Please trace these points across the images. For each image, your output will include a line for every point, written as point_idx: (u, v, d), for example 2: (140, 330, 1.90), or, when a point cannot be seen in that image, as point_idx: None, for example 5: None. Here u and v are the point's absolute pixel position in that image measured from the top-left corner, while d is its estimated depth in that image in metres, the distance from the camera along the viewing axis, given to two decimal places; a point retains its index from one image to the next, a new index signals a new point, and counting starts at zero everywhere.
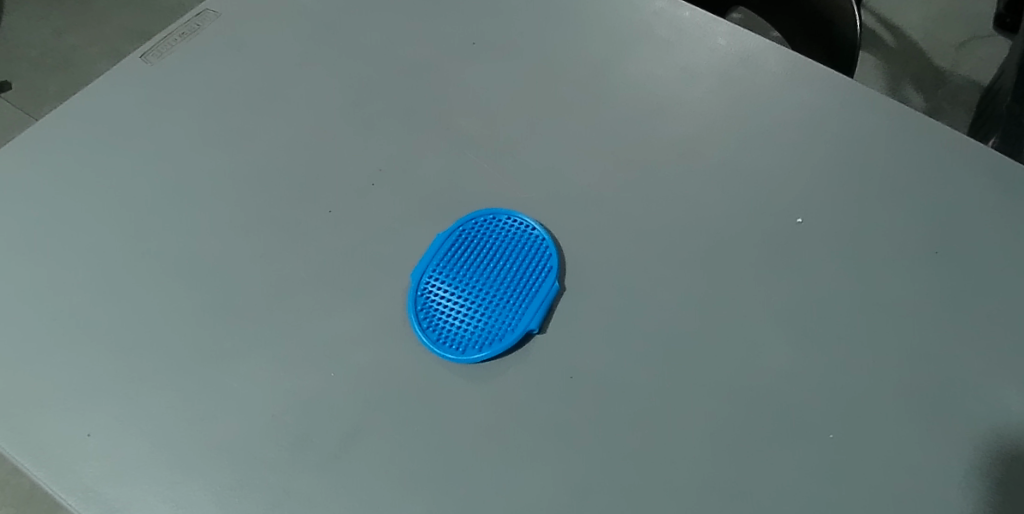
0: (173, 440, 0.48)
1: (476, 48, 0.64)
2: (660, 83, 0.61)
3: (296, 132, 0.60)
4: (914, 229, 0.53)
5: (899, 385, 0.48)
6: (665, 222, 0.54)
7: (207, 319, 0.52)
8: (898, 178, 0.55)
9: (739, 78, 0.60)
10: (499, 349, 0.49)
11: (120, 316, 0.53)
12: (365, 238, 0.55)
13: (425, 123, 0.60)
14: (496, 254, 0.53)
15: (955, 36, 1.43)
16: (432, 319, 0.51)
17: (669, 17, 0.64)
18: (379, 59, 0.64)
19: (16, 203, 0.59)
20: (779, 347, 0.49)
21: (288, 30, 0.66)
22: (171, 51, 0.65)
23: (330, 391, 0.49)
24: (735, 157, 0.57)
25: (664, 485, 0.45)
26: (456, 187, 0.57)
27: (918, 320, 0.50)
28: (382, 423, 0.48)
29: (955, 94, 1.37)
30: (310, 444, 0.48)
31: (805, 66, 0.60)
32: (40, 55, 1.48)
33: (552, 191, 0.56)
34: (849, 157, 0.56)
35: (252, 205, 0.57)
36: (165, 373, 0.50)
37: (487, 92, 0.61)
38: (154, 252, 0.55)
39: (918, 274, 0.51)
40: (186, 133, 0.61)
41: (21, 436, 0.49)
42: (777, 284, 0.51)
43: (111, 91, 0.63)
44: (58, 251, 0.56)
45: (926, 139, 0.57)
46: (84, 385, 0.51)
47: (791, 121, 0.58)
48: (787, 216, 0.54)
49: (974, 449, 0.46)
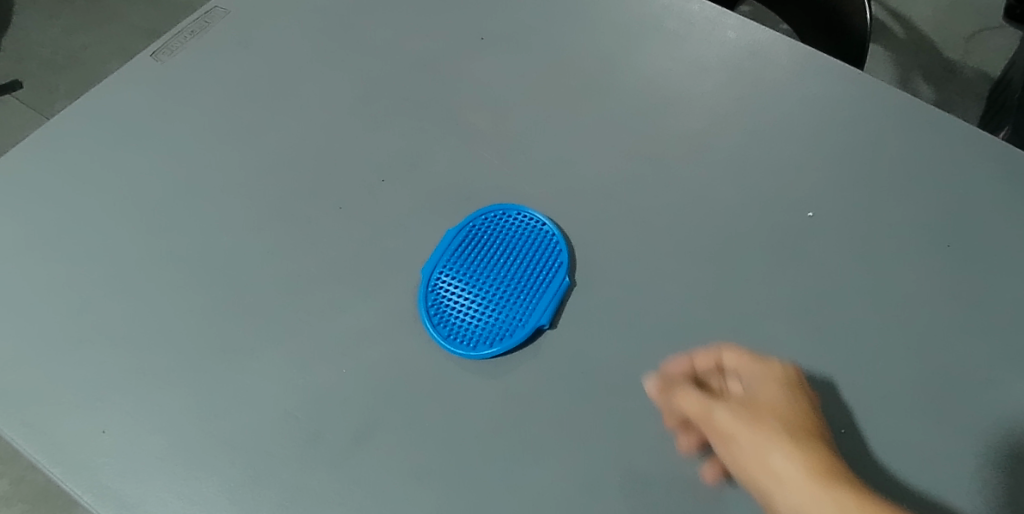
0: (184, 435, 0.48)
1: (485, 43, 0.63)
2: (670, 77, 0.60)
3: (305, 128, 0.60)
4: (926, 223, 0.53)
5: (913, 379, 0.47)
6: (675, 217, 0.54)
7: (218, 316, 0.52)
8: (909, 171, 0.55)
9: (750, 72, 0.60)
10: (510, 345, 0.49)
11: (133, 314, 0.53)
12: (376, 234, 0.55)
13: (434, 119, 0.60)
14: (507, 250, 0.53)
15: (964, 29, 1.42)
16: (444, 315, 0.51)
17: (679, 10, 0.64)
18: (388, 54, 0.63)
19: (27, 203, 0.59)
20: (791, 340, 0.49)
21: (297, 27, 0.66)
22: (182, 49, 0.65)
23: (341, 387, 0.49)
24: (745, 151, 0.56)
25: (677, 482, 0.45)
26: (465, 183, 0.57)
27: (930, 315, 0.49)
28: (393, 418, 0.48)
29: (965, 86, 1.36)
30: (322, 440, 0.48)
31: (816, 58, 0.60)
32: (51, 53, 1.48)
33: (562, 186, 0.56)
34: (860, 150, 0.56)
35: (263, 203, 0.57)
36: (178, 371, 0.51)
37: (495, 88, 0.61)
38: (166, 250, 0.55)
39: (931, 268, 0.51)
40: (196, 131, 0.61)
41: (37, 434, 0.49)
42: (789, 278, 0.51)
43: (122, 89, 0.63)
44: (70, 250, 0.56)
45: (937, 131, 0.56)
46: (98, 383, 0.51)
47: (802, 115, 0.58)
48: (799, 209, 0.54)
49: (987, 444, 0.45)
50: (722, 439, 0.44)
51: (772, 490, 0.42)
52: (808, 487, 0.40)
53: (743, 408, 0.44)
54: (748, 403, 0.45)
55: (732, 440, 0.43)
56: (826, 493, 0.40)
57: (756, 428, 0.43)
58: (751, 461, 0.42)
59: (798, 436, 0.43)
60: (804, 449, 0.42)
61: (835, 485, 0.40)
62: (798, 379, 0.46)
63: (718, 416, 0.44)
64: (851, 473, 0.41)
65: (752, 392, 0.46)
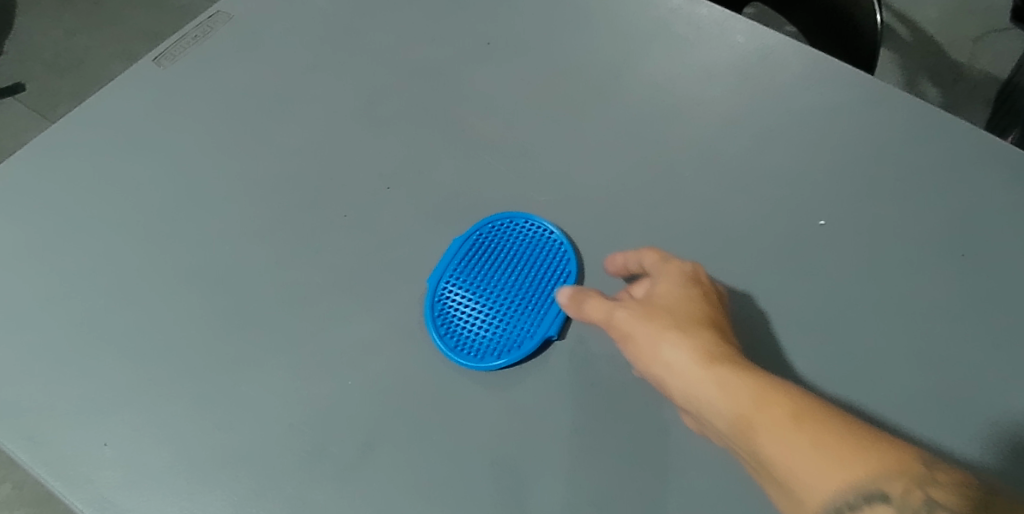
0: (187, 448, 0.48)
1: (491, 48, 0.63)
2: (678, 83, 0.60)
3: (310, 135, 0.59)
4: (941, 231, 0.52)
5: (927, 393, 0.47)
6: (685, 226, 0.53)
7: (222, 326, 0.52)
8: (923, 178, 0.54)
9: (759, 78, 0.59)
10: (517, 356, 0.49)
11: (135, 324, 0.52)
12: (380, 243, 0.54)
13: (439, 125, 0.59)
14: (514, 259, 0.53)
15: (971, 31, 1.41)
16: (450, 326, 0.50)
17: (687, 15, 0.63)
18: (393, 59, 0.63)
19: (28, 210, 0.58)
20: (802, 353, 0.48)
21: (301, 31, 0.65)
22: (185, 54, 0.64)
23: (345, 400, 0.48)
24: (755, 159, 0.56)
25: (688, 497, 0.44)
26: (472, 191, 0.56)
27: (945, 326, 0.49)
28: (399, 432, 0.47)
29: (973, 89, 1.35)
30: (327, 453, 0.47)
31: (827, 62, 0.59)
32: (52, 55, 1.47)
33: (569, 195, 0.55)
34: (872, 156, 0.55)
35: (267, 211, 0.56)
36: (181, 382, 0.50)
37: (501, 93, 0.60)
38: (168, 258, 0.55)
39: (945, 278, 0.50)
40: (199, 137, 0.60)
41: (38, 446, 0.49)
42: (799, 290, 0.50)
43: (124, 94, 0.62)
44: (72, 259, 0.56)
45: (950, 137, 0.55)
46: (99, 394, 0.50)
47: (812, 122, 0.57)
48: (810, 217, 0.53)
49: (1004, 459, 0.45)
50: (624, 337, 0.46)
51: (665, 376, 0.44)
52: (694, 370, 0.42)
53: (638, 308, 0.46)
54: (646, 304, 0.47)
55: (631, 338, 0.45)
56: (709, 374, 0.41)
57: (649, 321, 0.45)
58: (644, 349, 0.44)
59: (687, 322, 0.45)
60: (693, 333, 0.44)
61: (718, 365, 0.42)
62: (696, 277, 0.48)
63: (615, 312, 0.46)
64: (738, 354, 0.43)
65: (655, 290, 0.48)
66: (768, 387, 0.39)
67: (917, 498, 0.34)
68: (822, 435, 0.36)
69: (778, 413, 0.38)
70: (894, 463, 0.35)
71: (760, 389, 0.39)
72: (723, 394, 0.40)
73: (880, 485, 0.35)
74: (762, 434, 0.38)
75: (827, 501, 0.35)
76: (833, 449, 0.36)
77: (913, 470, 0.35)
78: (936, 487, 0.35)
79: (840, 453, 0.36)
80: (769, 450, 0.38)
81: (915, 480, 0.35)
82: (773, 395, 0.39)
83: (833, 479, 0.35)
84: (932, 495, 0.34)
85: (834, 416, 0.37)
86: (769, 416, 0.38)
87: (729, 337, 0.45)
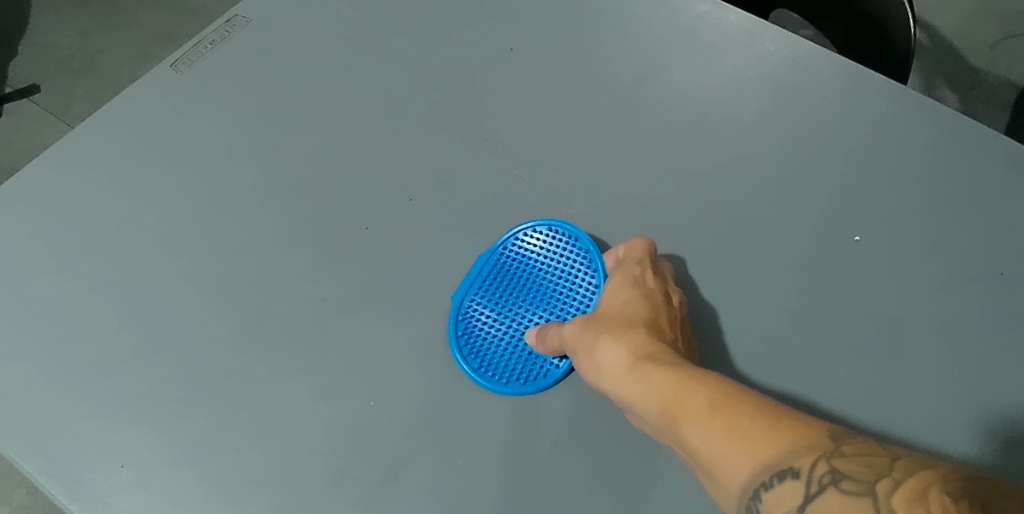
0: (207, 470, 0.47)
1: (513, 55, 0.61)
2: (707, 92, 0.58)
3: (330, 143, 0.58)
4: (980, 250, 0.51)
5: (970, 415, 0.46)
6: (717, 242, 0.52)
7: (242, 341, 0.51)
8: (961, 193, 0.53)
9: (791, 87, 0.57)
10: (544, 384, 0.48)
11: (155, 339, 0.51)
12: (403, 256, 0.53)
13: (460, 135, 0.58)
14: (540, 277, 0.52)
15: (988, 34, 1.33)
16: (475, 347, 0.49)
17: (715, 21, 0.61)
18: (413, 66, 0.61)
19: (43, 220, 0.57)
20: (840, 373, 0.48)
21: (319, 37, 0.64)
22: (202, 59, 0.63)
23: (369, 420, 0.47)
24: (788, 174, 0.54)
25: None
26: (495, 203, 0.54)
27: (987, 346, 0.48)
28: (425, 454, 0.46)
29: (991, 92, 1.28)
30: (351, 477, 0.46)
31: (860, 72, 0.57)
32: (41, 54, 1.43)
33: (596, 208, 0.54)
34: (909, 171, 0.54)
35: (287, 222, 0.55)
36: (201, 400, 0.49)
37: (523, 102, 0.59)
38: (188, 271, 0.54)
39: (986, 297, 0.50)
40: (218, 145, 0.59)
41: (55, 467, 0.48)
42: (837, 310, 0.50)
43: (140, 101, 0.61)
44: (88, 272, 0.54)
45: (988, 152, 0.54)
46: (117, 412, 0.49)
47: (847, 135, 0.55)
48: (846, 233, 0.52)
49: None
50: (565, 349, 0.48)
51: (603, 382, 0.45)
52: (628, 375, 0.44)
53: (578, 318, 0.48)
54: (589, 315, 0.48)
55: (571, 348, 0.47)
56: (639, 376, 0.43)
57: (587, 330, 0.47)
58: (582, 355, 0.46)
59: (627, 328, 0.46)
60: (630, 339, 0.46)
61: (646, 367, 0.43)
62: (638, 278, 0.48)
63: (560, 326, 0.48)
64: (672, 354, 0.44)
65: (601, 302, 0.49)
66: (689, 379, 0.41)
67: (822, 470, 0.33)
68: (736, 419, 0.37)
69: (699, 403, 0.39)
70: (802, 440, 0.35)
71: (681, 382, 0.41)
72: (651, 393, 0.42)
73: (789, 461, 0.34)
74: (684, 424, 0.39)
75: (747, 485, 0.35)
76: (742, 432, 0.37)
77: (822, 445, 0.34)
78: (842, 459, 0.33)
79: (752, 435, 0.36)
80: (693, 441, 0.39)
81: (821, 454, 0.34)
82: (693, 386, 0.40)
83: (748, 462, 0.36)
84: (837, 466, 0.33)
85: (752, 401, 0.38)
86: (688, 407, 0.39)
87: (672, 340, 0.47)
